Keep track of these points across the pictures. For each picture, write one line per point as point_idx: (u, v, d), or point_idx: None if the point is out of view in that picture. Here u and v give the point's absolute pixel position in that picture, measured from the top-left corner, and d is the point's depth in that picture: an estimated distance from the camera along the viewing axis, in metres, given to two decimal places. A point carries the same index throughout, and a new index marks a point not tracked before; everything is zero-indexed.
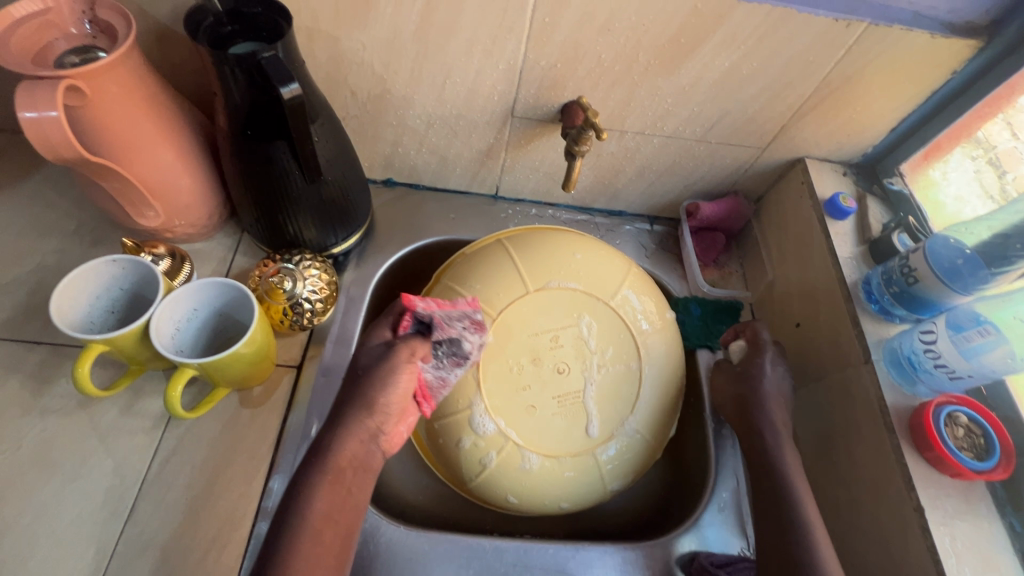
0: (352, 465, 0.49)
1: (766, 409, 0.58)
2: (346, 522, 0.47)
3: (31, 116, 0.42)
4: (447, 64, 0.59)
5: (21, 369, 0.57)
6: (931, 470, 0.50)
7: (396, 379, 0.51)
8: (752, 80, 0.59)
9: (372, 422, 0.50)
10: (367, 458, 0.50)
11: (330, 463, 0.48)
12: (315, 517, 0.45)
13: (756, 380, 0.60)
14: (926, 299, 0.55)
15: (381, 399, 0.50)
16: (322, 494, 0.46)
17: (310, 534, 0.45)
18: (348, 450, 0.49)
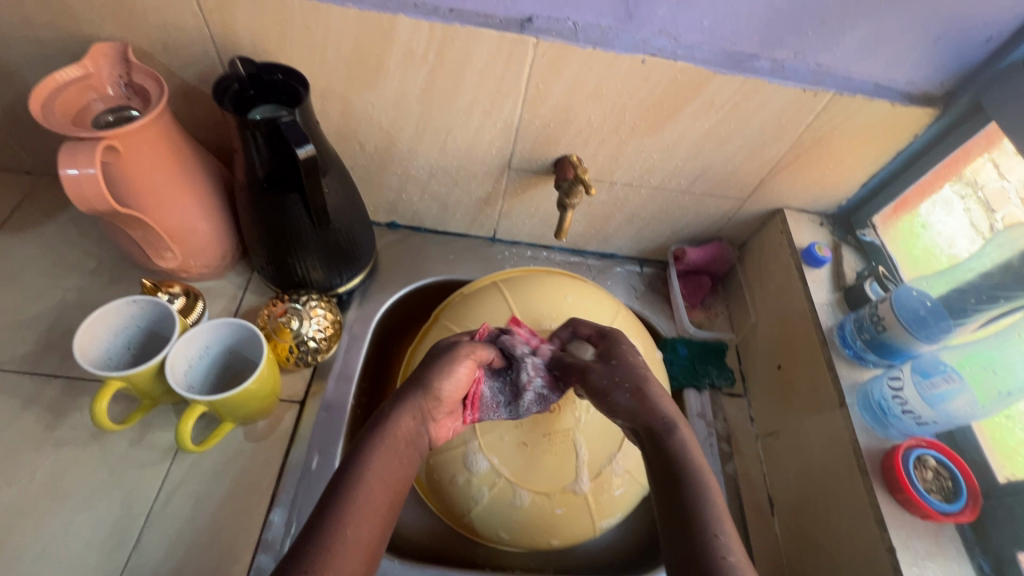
0: (404, 440, 0.50)
1: (648, 395, 0.51)
2: (391, 497, 0.47)
3: (72, 173, 0.47)
4: (448, 123, 0.64)
5: (38, 401, 0.60)
6: (902, 512, 0.53)
7: (457, 368, 0.53)
8: (730, 140, 0.64)
9: (427, 403, 0.52)
10: (416, 437, 0.51)
11: (387, 434, 0.49)
12: (371, 484, 0.46)
13: (635, 367, 0.54)
14: (895, 347, 0.59)
15: (439, 382, 0.52)
16: (380, 462, 0.47)
17: (359, 503, 0.44)
18: (406, 425, 0.50)
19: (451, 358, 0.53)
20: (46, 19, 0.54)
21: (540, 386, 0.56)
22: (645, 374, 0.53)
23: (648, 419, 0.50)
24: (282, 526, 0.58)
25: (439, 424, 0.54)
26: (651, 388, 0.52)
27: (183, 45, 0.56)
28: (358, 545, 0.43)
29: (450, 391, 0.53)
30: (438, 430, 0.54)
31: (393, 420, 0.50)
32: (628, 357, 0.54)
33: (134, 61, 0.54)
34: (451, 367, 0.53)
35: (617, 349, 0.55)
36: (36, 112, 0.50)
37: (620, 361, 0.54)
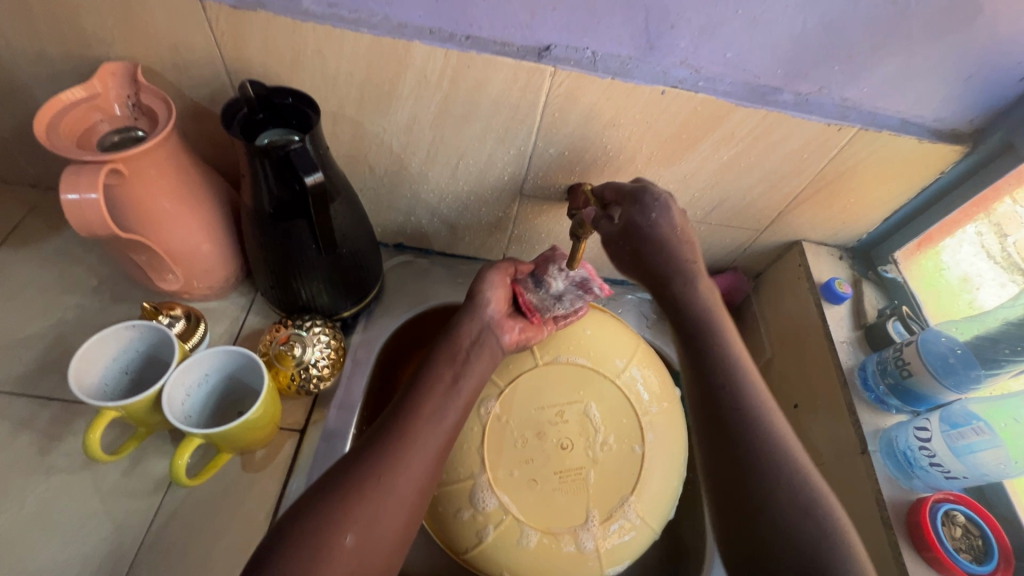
0: (469, 338, 0.59)
1: (662, 256, 0.55)
2: (461, 390, 0.56)
3: (73, 198, 0.46)
4: (461, 148, 0.63)
5: (33, 425, 0.59)
6: (930, 571, 0.50)
7: (493, 278, 0.63)
8: (750, 172, 0.63)
9: (479, 306, 0.61)
10: (482, 336, 0.60)
11: (451, 337, 0.59)
12: (438, 379, 0.55)
13: (663, 217, 0.54)
14: (921, 393, 0.56)
15: (482, 291, 0.62)
16: (444, 360, 0.57)
17: (432, 391, 0.54)
18: (468, 328, 0.60)
19: (485, 273, 0.64)
20: (55, 37, 0.53)
21: (575, 291, 0.65)
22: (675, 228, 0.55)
23: (661, 263, 0.55)
24: None
25: (503, 324, 0.61)
26: (672, 246, 0.55)
27: (194, 66, 0.55)
28: (434, 424, 0.52)
29: (497, 294, 0.63)
30: (504, 333, 0.61)
31: (455, 327, 0.60)
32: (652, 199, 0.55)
33: (143, 81, 0.53)
34: (487, 277, 0.63)
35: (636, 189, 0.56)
36: (40, 134, 0.49)
37: (641, 228, 0.54)
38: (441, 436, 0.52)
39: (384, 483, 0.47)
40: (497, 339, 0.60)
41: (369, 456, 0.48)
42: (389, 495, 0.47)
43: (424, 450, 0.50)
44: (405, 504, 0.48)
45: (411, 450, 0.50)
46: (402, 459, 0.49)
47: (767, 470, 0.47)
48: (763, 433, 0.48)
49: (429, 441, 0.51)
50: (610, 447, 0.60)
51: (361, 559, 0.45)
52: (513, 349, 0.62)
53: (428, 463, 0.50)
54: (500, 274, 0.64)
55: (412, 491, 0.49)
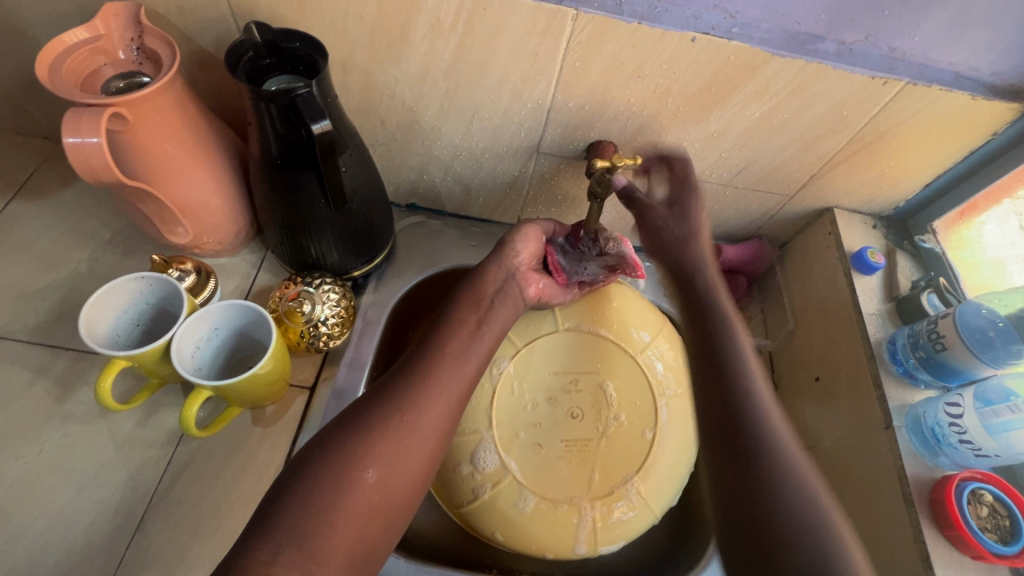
0: (493, 286, 0.58)
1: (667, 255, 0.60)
2: (485, 335, 0.55)
3: (74, 141, 0.44)
4: (476, 101, 0.60)
5: (49, 374, 0.59)
6: (949, 549, 0.49)
7: (527, 230, 0.62)
8: (782, 131, 0.59)
9: (506, 254, 0.60)
10: (506, 285, 0.59)
11: (476, 281, 0.58)
12: (462, 322, 0.55)
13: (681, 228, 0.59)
14: (953, 368, 0.54)
15: (514, 241, 0.61)
16: (468, 303, 0.56)
17: (456, 333, 0.54)
18: (492, 276, 0.59)
19: (519, 224, 0.62)
20: None
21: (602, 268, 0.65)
22: (691, 236, 0.58)
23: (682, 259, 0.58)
24: None
25: (528, 278, 0.60)
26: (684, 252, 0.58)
27: (198, 7, 0.52)
28: (457, 366, 0.51)
29: (528, 247, 0.61)
30: (528, 287, 0.60)
31: (481, 272, 0.59)
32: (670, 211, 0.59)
33: (148, 23, 0.50)
34: (522, 228, 0.61)
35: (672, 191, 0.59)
36: (43, 76, 0.47)
37: (681, 213, 0.59)
38: (464, 379, 0.51)
39: (408, 421, 0.47)
40: (521, 292, 0.59)
41: (390, 396, 0.48)
42: (413, 433, 0.46)
43: (446, 391, 0.50)
44: (427, 442, 0.47)
45: (434, 390, 0.49)
46: (425, 398, 0.48)
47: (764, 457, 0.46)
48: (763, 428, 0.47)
49: (451, 384, 0.50)
50: (621, 425, 0.59)
51: (383, 494, 0.44)
52: (533, 304, 0.61)
53: (451, 405, 0.50)
54: (536, 229, 0.62)
55: (434, 432, 0.48)
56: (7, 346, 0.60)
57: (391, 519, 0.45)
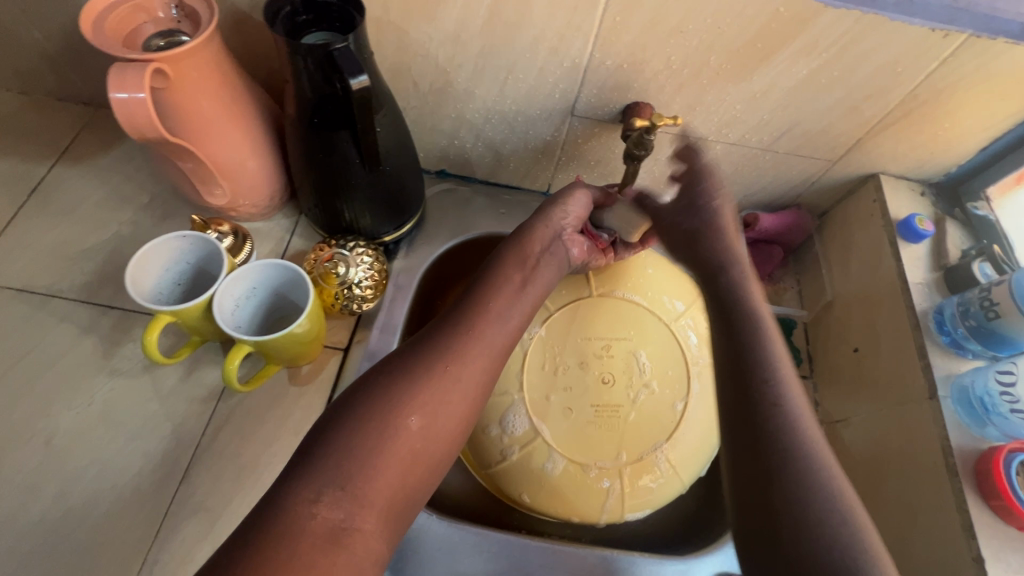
0: (538, 246, 0.58)
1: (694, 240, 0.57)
2: (530, 293, 0.55)
3: (121, 97, 0.45)
4: (511, 61, 0.59)
5: (95, 330, 0.61)
6: (996, 520, 0.47)
7: (578, 192, 0.61)
8: (830, 90, 0.56)
9: (553, 213, 0.60)
10: (552, 244, 0.59)
11: (523, 238, 0.57)
12: (509, 278, 0.55)
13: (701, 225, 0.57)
14: (1005, 337, 0.52)
15: (563, 202, 0.61)
16: (516, 258, 0.56)
17: (501, 290, 0.54)
18: (538, 233, 0.59)
19: (571, 186, 0.62)
20: None
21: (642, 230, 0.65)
22: (712, 223, 0.56)
23: (710, 253, 0.55)
24: None
25: (571, 240, 0.60)
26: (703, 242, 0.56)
27: None
28: (500, 322, 0.52)
29: (578, 210, 0.61)
30: (573, 249, 0.60)
31: (528, 231, 0.58)
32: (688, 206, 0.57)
33: None
34: (574, 189, 0.61)
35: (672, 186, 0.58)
36: (88, 33, 0.47)
37: (695, 204, 0.56)
38: (505, 336, 0.52)
39: (451, 372, 0.47)
40: (566, 252, 0.60)
41: (434, 347, 0.48)
42: (455, 383, 0.47)
43: (487, 347, 0.50)
44: (468, 394, 0.47)
45: (476, 345, 0.49)
46: (467, 351, 0.48)
47: (782, 441, 0.42)
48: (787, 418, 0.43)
49: (493, 339, 0.51)
50: (651, 393, 0.59)
51: (425, 441, 0.44)
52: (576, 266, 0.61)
53: (491, 361, 0.50)
54: (586, 193, 0.62)
55: (474, 385, 0.48)
56: (56, 303, 0.62)
57: (428, 471, 0.45)
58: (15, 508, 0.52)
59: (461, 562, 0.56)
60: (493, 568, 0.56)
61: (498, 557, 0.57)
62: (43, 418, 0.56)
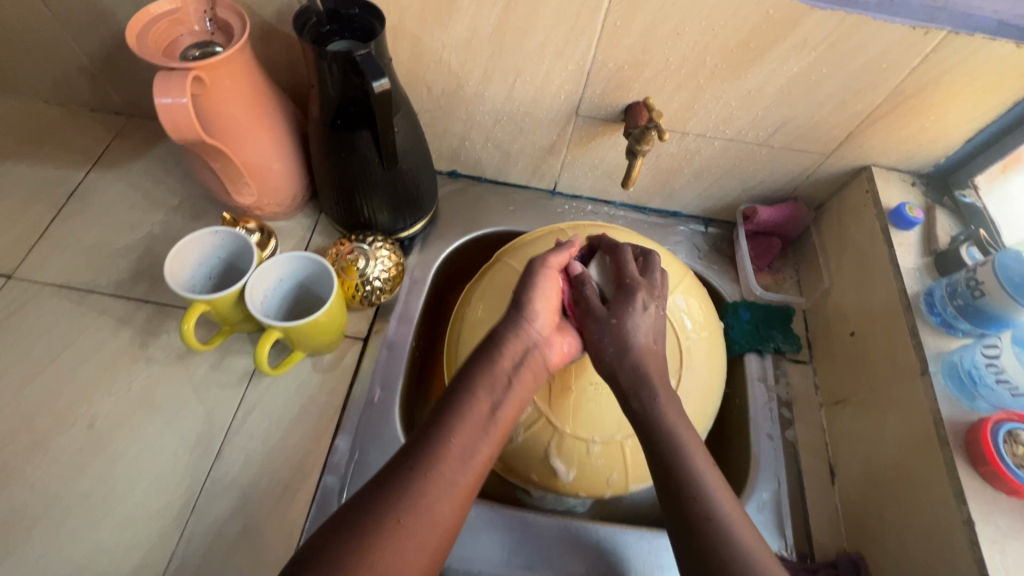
0: (511, 361, 0.53)
1: (594, 340, 0.56)
2: (499, 418, 0.51)
3: (165, 102, 0.49)
4: (519, 64, 0.63)
5: (132, 323, 0.65)
6: (986, 486, 0.50)
7: (543, 281, 0.58)
8: (820, 87, 0.60)
9: (525, 317, 0.56)
10: (527, 356, 0.55)
11: (492, 355, 0.53)
12: (475, 404, 0.50)
13: (620, 343, 0.55)
14: (992, 314, 0.55)
15: (532, 300, 0.57)
16: (485, 380, 0.51)
17: (467, 421, 0.49)
18: (513, 345, 0.54)
19: (538, 277, 0.58)
20: None
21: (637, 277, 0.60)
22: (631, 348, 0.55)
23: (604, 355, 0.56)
24: (347, 450, 0.60)
25: (548, 340, 0.56)
26: (614, 339, 0.55)
27: None
28: (464, 461, 0.47)
29: (546, 307, 0.57)
30: (550, 350, 0.57)
31: (497, 342, 0.54)
32: (612, 320, 0.56)
33: None
34: (541, 284, 0.58)
35: (588, 306, 0.58)
36: (132, 43, 0.51)
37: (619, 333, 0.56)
38: (471, 472, 0.47)
39: (407, 525, 0.42)
40: (541, 358, 0.56)
41: (393, 495, 0.43)
42: (419, 536, 0.43)
43: (451, 485, 0.45)
44: (429, 545, 0.43)
45: (438, 488, 0.45)
46: (432, 494, 0.44)
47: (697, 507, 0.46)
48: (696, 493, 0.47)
49: (456, 477, 0.46)
50: None
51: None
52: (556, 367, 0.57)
53: (456, 497, 0.46)
54: (556, 284, 0.59)
55: (437, 534, 0.44)
56: (95, 298, 0.67)
57: None
58: (61, 486, 0.56)
59: (477, 534, 0.59)
60: (509, 540, 0.59)
61: (513, 529, 0.60)
62: (85, 403, 0.60)
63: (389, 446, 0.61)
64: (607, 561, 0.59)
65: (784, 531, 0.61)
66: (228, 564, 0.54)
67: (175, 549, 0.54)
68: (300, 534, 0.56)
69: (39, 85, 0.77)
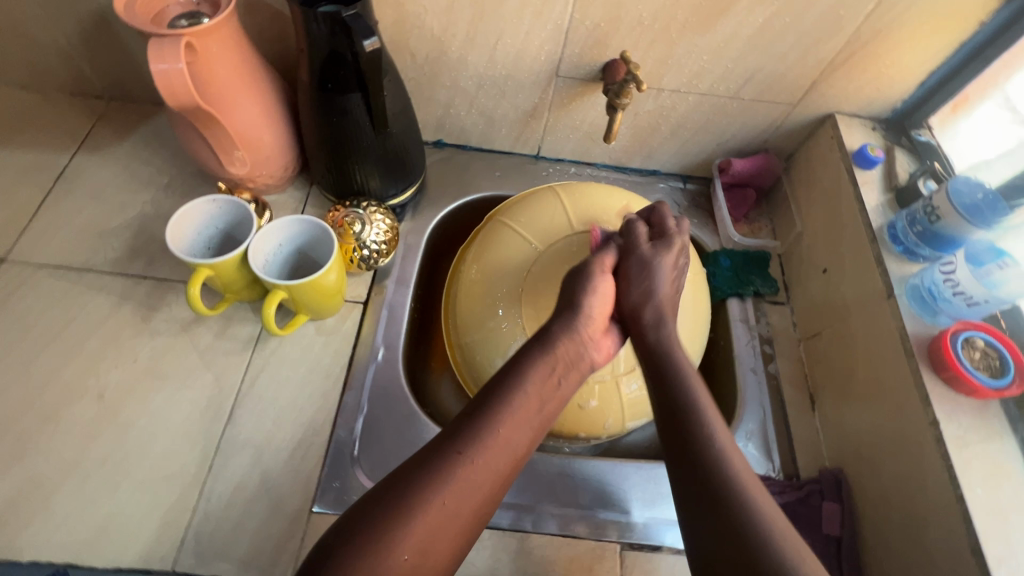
0: (566, 354, 0.53)
1: (625, 269, 0.58)
2: (546, 413, 0.50)
3: (162, 68, 0.50)
4: (499, 26, 0.65)
5: (132, 298, 0.66)
6: (948, 389, 0.54)
7: (600, 281, 0.56)
8: (785, 36, 0.64)
9: (582, 321, 0.54)
10: (579, 357, 0.54)
11: (548, 345, 0.52)
12: (526, 399, 0.49)
13: (648, 280, 0.57)
14: (948, 236, 0.60)
15: (589, 289, 0.56)
16: (538, 376, 0.50)
17: (517, 413, 0.48)
18: (565, 347, 0.53)
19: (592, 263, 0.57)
20: None
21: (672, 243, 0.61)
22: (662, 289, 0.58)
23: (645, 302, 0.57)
24: (356, 405, 0.63)
25: (598, 337, 0.56)
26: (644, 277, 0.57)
27: None
28: (507, 452, 0.47)
29: (602, 296, 0.56)
30: (598, 352, 0.56)
31: (553, 334, 0.53)
32: (650, 259, 0.58)
33: None
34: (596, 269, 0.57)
35: (634, 244, 0.59)
36: (120, 9, 0.52)
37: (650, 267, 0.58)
38: (511, 463, 0.47)
39: (450, 506, 0.43)
40: (589, 362, 0.55)
41: (436, 477, 0.43)
42: (455, 519, 0.43)
43: (493, 474, 0.46)
44: (461, 527, 0.44)
45: (478, 476, 0.45)
46: (470, 479, 0.44)
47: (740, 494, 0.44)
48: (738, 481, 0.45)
49: (499, 467, 0.46)
50: None
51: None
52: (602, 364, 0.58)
53: (493, 485, 0.45)
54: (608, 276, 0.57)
55: (467, 522, 0.44)
56: (92, 276, 0.67)
57: None
58: (77, 454, 0.57)
59: None
60: (515, 479, 0.61)
61: (520, 469, 0.62)
62: (93, 376, 0.61)
63: (397, 398, 0.64)
64: (609, 492, 0.61)
65: (770, 453, 0.65)
66: (248, 516, 0.56)
67: (195, 506, 0.56)
68: (316, 483, 0.58)
69: (16, 70, 0.76)
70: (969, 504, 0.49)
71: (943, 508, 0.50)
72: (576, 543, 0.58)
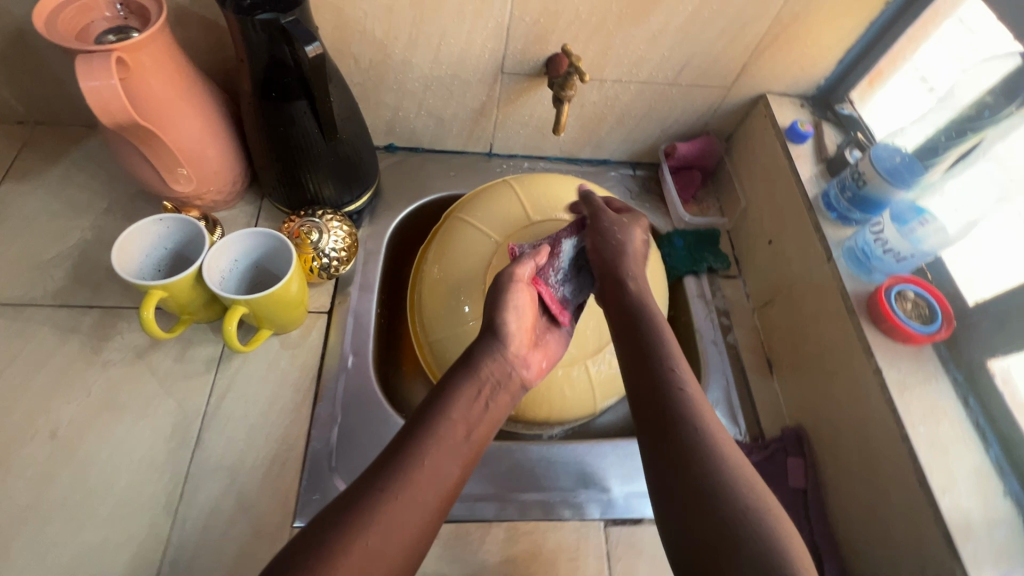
0: (490, 379, 0.50)
1: (596, 227, 0.59)
2: (474, 441, 0.47)
3: (92, 85, 0.48)
4: (441, 27, 0.66)
5: (79, 330, 0.63)
6: (887, 339, 0.59)
7: (515, 295, 0.54)
8: (713, 23, 0.67)
9: (504, 340, 0.52)
10: (505, 379, 0.51)
11: (472, 366, 0.50)
12: (451, 425, 0.46)
13: (620, 237, 0.58)
14: (875, 199, 0.64)
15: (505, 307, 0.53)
16: (462, 403, 0.48)
17: (441, 441, 0.44)
18: (490, 369, 0.50)
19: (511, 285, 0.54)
20: None
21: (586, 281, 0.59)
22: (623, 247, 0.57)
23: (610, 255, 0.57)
24: (329, 415, 0.62)
25: (525, 359, 0.53)
26: (611, 235, 0.58)
27: None
28: (436, 483, 0.43)
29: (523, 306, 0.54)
30: (527, 369, 0.54)
31: (476, 356, 0.51)
32: (617, 221, 0.59)
33: None
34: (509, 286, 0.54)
35: (598, 209, 0.61)
36: (40, 27, 0.50)
37: (621, 225, 0.59)
38: (441, 492, 0.43)
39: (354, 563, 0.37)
40: (520, 380, 0.53)
41: (362, 509, 0.39)
42: (383, 564, 0.38)
43: (422, 506, 0.42)
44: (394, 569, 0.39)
45: (404, 510, 0.40)
46: (399, 506, 0.40)
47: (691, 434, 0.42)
48: (686, 418, 0.43)
49: (428, 499, 0.42)
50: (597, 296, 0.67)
51: None
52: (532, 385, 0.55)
53: (424, 515, 0.41)
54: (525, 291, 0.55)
55: (400, 558, 0.39)
56: (32, 310, 0.64)
57: None
58: (34, 497, 0.54)
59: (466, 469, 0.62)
60: (497, 470, 0.62)
61: (500, 459, 0.63)
62: (44, 414, 0.58)
63: (370, 404, 0.63)
64: (589, 473, 0.63)
65: (737, 419, 0.68)
66: (226, 538, 0.54)
67: (169, 536, 0.54)
68: (295, 498, 0.57)
69: None
70: (913, 442, 0.53)
71: (891, 447, 0.54)
72: (563, 526, 0.60)
